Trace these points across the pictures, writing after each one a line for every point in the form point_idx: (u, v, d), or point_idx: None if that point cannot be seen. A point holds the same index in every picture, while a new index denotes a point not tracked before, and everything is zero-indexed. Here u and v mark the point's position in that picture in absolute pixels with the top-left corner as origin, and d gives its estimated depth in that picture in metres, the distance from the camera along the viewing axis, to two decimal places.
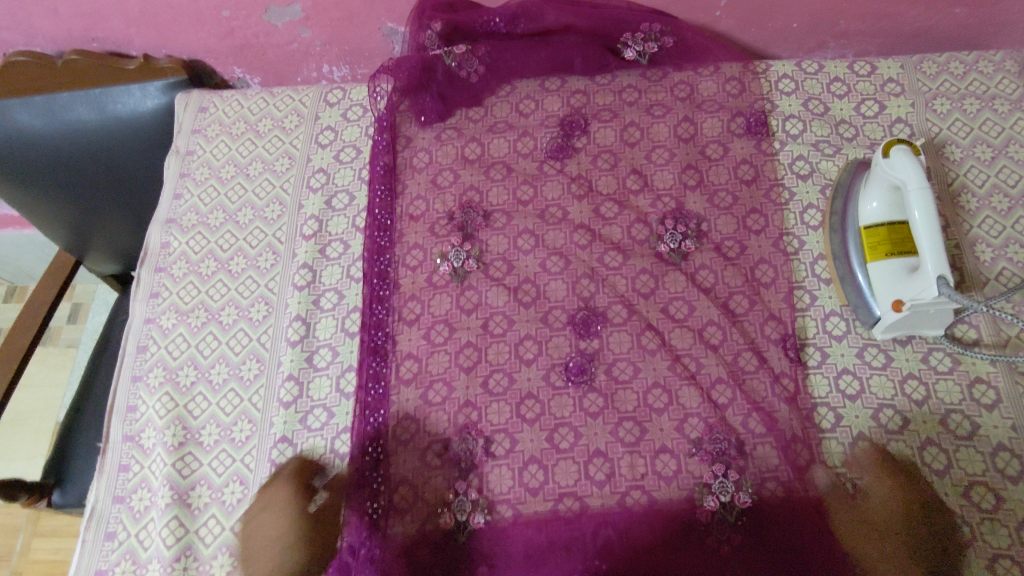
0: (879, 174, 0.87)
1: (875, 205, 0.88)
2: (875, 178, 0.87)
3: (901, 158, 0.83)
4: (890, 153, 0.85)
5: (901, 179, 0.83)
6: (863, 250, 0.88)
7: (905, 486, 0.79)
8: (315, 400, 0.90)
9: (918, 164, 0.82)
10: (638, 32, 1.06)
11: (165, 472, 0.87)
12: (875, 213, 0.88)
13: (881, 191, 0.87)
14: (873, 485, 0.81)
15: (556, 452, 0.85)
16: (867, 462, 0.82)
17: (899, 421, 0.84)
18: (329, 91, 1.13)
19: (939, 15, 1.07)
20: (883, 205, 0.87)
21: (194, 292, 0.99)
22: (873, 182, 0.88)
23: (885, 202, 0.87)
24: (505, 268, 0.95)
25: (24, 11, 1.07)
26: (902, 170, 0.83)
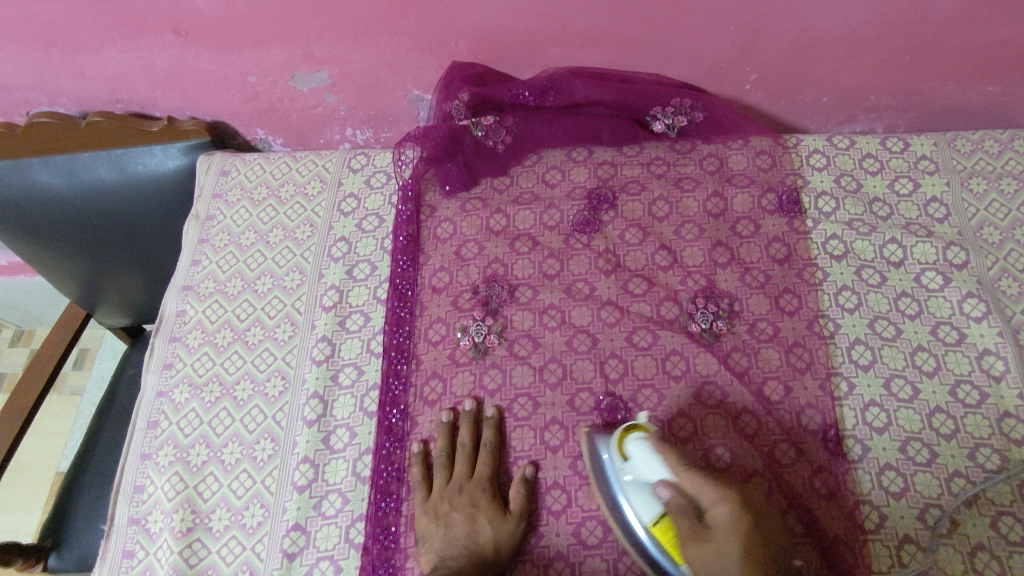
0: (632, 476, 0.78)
1: (662, 490, 0.73)
2: (632, 488, 0.77)
3: (643, 453, 0.77)
4: (628, 449, 0.79)
5: (661, 473, 0.75)
6: (667, 552, 0.74)
7: (767, 565, 0.68)
8: (331, 484, 0.86)
9: (661, 454, 0.76)
10: (669, 106, 1.04)
11: (171, 561, 0.83)
12: (644, 516, 0.76)
13: (644, 494, 0.76)
14: (728, 560, 0.67)
15: (584, 548, 0.81)
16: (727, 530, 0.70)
17: (710, 495, 0.72)
18: (352, 157, 1.12)
19: (971, 92, 1.05)
20: (654, 504, 0.75)
21: (209, 365, 0.97)
22: (633, 491, 0.77)
23: (668, 500, 0.73)
24: (530, 346, 0.92)
25: (50, 74, 1.06)
26: (647, 464, 0.76)
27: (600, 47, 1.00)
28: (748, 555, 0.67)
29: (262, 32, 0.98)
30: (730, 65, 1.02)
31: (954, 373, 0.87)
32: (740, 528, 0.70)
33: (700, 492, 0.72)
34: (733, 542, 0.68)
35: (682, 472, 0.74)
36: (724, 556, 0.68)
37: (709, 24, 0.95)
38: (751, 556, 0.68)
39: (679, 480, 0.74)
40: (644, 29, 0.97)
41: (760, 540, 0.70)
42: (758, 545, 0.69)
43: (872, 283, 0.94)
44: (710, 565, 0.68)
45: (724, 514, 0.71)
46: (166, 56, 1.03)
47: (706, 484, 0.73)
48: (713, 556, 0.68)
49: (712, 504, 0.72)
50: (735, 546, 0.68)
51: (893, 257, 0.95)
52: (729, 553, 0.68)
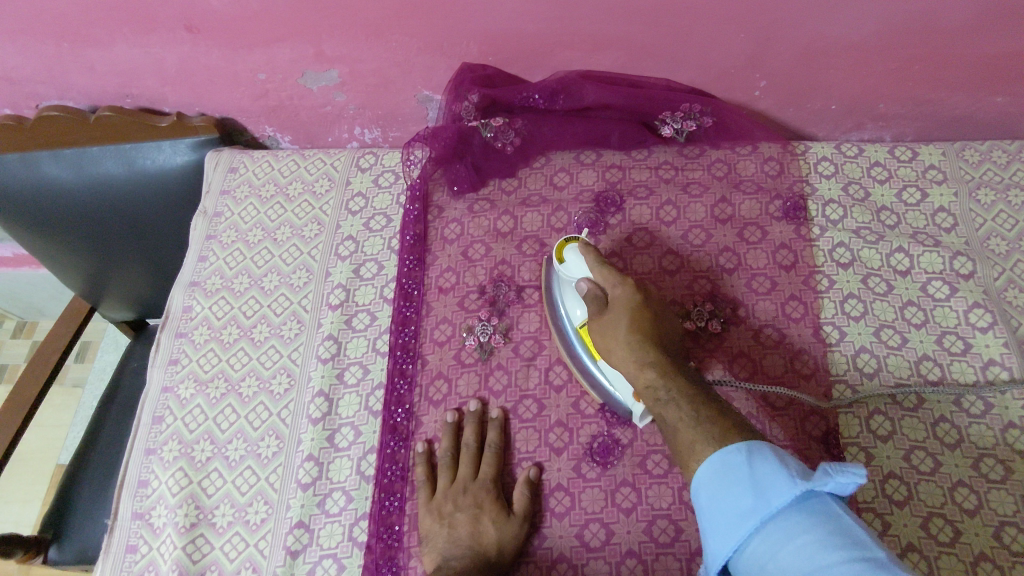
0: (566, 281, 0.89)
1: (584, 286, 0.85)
2: (565, 287, 0.89)
3: (575, 257, 0.87)
4: (564, 254, 0.89)
5: (586, 271, 0.86)
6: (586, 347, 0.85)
7: (652, 337, 0.81)
8: (335, 482, 0.86)
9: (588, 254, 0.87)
10: (678, 111, 1.04)
11: (174, 556, 0.84)
12: (573, 317, 0.87)
13: (573, 292, 0.87)
14: (616, 334, 0.81)
15: (586, 551, 0.81)
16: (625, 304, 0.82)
17: (617, 279, 0.84)
18: (360, 156, 1.12)
19: (981, 103, 1.05)
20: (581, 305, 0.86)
21: (214, 361, 0.97)
22: (567, 290, 0.89)
23: (586, 293, 0.85)
24: (536, 348, 0.92)
25: (61, 68, 1.06)
26: (575, 267, 0.87)
27: (611, 51, 1.00)
28: (636, 329, 0.81)
29: (274, 30, 0.99)
30: (741, 71, 1.02)
31: (959, 383, 0.87)
32: (633, 306, 0.82)
33: (612, 283, 0.84)
34: (624, 315, 0.82)
35: (601, 266, 0.85)
36: (618, 329, 0.81)
37: (721, 31, 0.96)
38: (636, 328, 0.81)
39: (597, 272, 0.85)
40: (655, 34, 0.97)
41: (655, 327, 0.82)
42: (644, 321, 0.81)
43: (878, 291, 0.94)
44: (607, 336, 0.82)
45: (628, 296, 0.83)
46: (177, 52, 1.03)
47: (614, 277, 0.85)
48: (609, 328, 0.82)
49: (615, 298, 0.84)
50: (626, 323, 0.81)
51: (899, 265, 0.95)
52: (620, 326, 0.81)
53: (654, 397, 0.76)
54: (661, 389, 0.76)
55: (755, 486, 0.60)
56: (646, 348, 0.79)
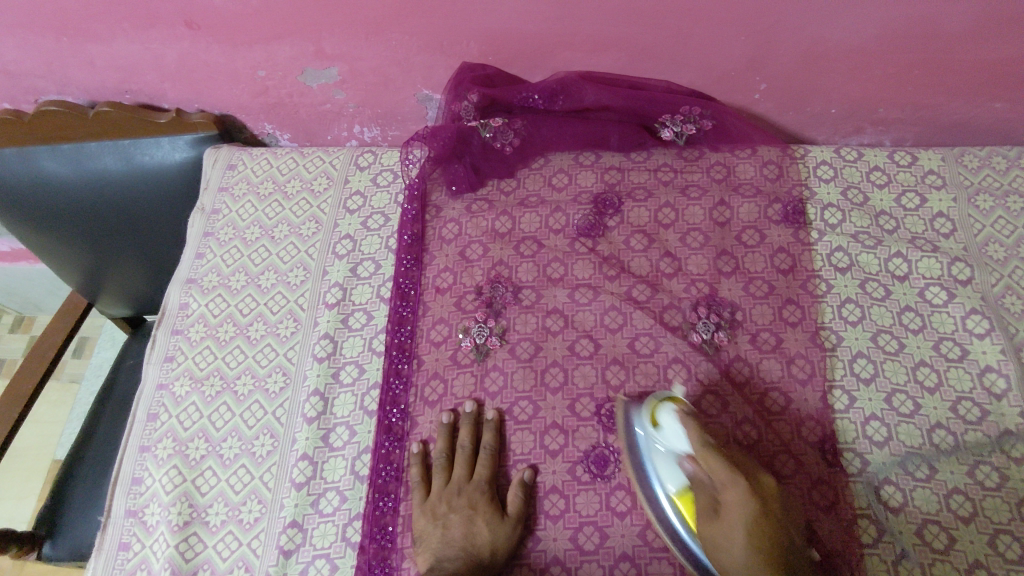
0: (662, 447, 0.79)
1: (688, 462, 0.76)
2: (657, 455, 0.79)
3: (673, 424, 0.78)
4: (659, 418, 0.80)
5: (687, 447, 0.77)
6: (687, 521, 0.76)
7: (773, 548, 0.69)
8: (329, 482, 0.86)
9: (688, 426, 0.77)
10: (678, 113, 1.04)
11: (167, 554, 0.83)
12: (668, 485, 0.78)
13: (671, 464, 0.78)
14: (729, 550, 0.70)
15: (580, 553, 0.80)
16: (738, 513, 0.70)
17: (724, 477, 0.73)
18: (359, 155, 1.12)
19: (981, 108, 1.05)
20: (680, 475, 0.77)
21: (210, 358, 0.97)
22: (659, 459, 0.79)
23: (691, 473, 0.76)
24: (532, 350, 0.92)
25: (60, 62, 1.06)
26: (674, 437, 0.78)
27: (610, 52, 1.00)
28: (754, 546, 0.69)
29: (273, 27, 0.98)
30: (740, 74, 1.02)
31: (955, 390, 0.87)
32: (750, 511, 0.70)
33: (715, 470, 0.73)
34: (739, 526, 0.70)
35: (703, 450, 0.74)
36: (731, 533, 0.70)
37: (721, 33, 0.95)
38: (755, 545, 0.69)
39: (698, 456, 0.75)
40: (655, 35, 0.97)
41: (773, 523, 0.71)
42: (766, 534, 0.69)
43: (876, 296, 0.93)
44: (716, 549, 0.72)
45: (737, 497, 0.71)
46: (176, 48, 1.03)
47: (723, 466, 0.73)
48: (721, 544, 0.71)
49: (724, 481, 0.72)
50: (742, 536, 0.69)
51: (897, 271, 0.95)
52: (735, 538, 0.70)
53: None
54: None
55: None
56: (767, 561, 0.68)
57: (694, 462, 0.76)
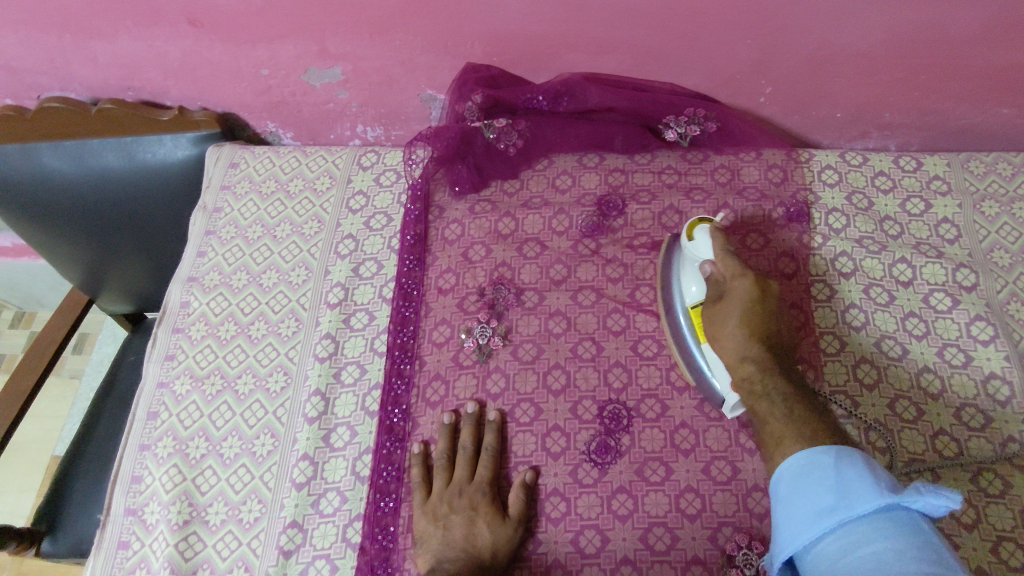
0: (692, 258, 0.88)
1: (707, 268, 0.84)
2: (686, 265, 0.88)
3: (705, 237, 0.86)
4: (694, 232, 0.87)
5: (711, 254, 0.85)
6: (694, 331, 0.85)
7: (760, 344, 0.79)
8: (329, 483, 0.86)
9: (716, 239, 0.85)
10: (683, 115, 1.03)
11: (166, 553, 0.83)
12: (687, 299, 0.87)
13: (694, 273, 0.87)
14: (724, 326, 0.80)
15: (581, 557, 0.80)
16: (741, 298, 0.81)
17: (734, 269, 0.82)
18: (362, 154, 1.12)
19: (987, 114, 1.05)
20: (700, 286, 0.86)
21: (211, 358, 0.96)
22: (687, 266, 0.88)
23: (707, 275, 0.84)
24: (535, 351, 0.91)
25: (63, 59, 1.06)
26: (703, 248, 0.86)
27: (616, 54, 1.00)
28: (745, 325, 0.79)
29: (277, 26, 0.98)
30: (746, 77, 1.02)
31: (959, 397, 0.86)
32: (749, 300, 0.80)
33: (731, 272, 0.82)
34: (737, 309, 0.80)
35: (724, 253, 0.83)
36: (728, 317, 0.81)
37: (727, 36, 0.95)
38: (747, 324, 0.79)
39: (717, 259, 0.84)
40: (660, 38, 0.96)
41: (768, 316, 0.81)
42: (758, 316, 0.80)
43: (880, 302, 0.93)
44: (715, 326, 0.81)
45: (745, 287, 0.81)
46: (180, 46, 1.02)
47: (735, 263, 0.83)
48: (721, 318, 0.81)
49: (735, 277, 0.82)
50: (736, 320, 0.80)
51: (902, 276, 0.95)
52: (728, 326, 0.80)
53: (747, 383, 0.77)
54: (753, 367, 0.77)
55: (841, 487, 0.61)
56: (751, 336, 0.78)
57: (713, 266, 0.84)
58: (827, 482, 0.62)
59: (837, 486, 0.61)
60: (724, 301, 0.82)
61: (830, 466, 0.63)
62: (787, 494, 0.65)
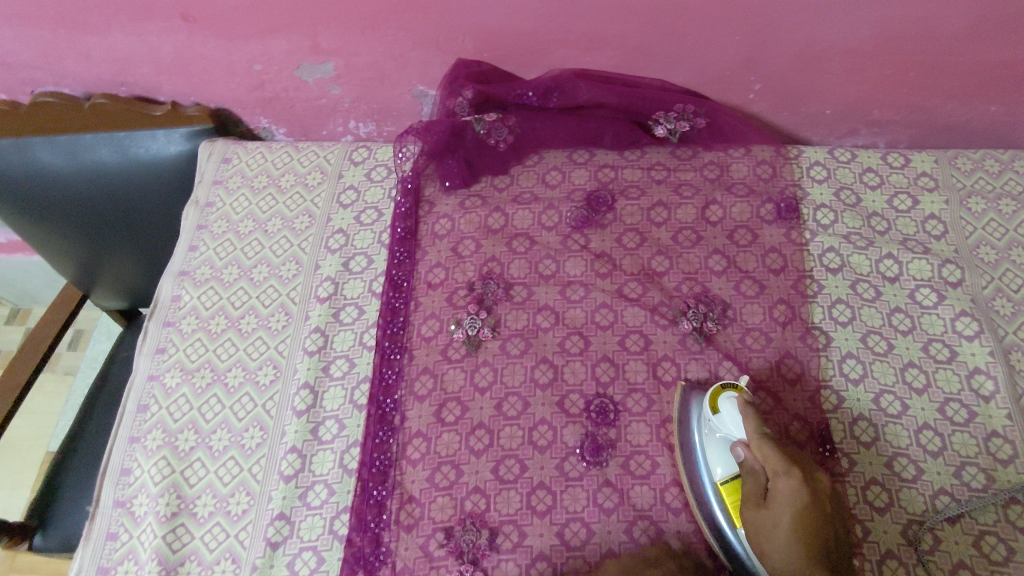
0: (718, 431, 0.78)
1: (741, 451, 0.75)
2: (709, 438, 0.79)
3: (731, 412, 0.77)
4: (718, 404, 0.79)
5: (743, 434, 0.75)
6: (729, 514, 0.75)
7: (818, 544, 0.67)
8: (317, 475, 0.86)
9: (746, 418, 0.75)
10: (672, 111, 1.04)
11: (154, 545, 0.84)
12: (715, 473, 0.77)
13: (722, 453, 0.77)
14: (773, 534, 0.69)
15: (566, 549, 0.80)
16: (787, 502, 0.70)
17: (778, 465, 0.72)
18: (353, 150, 1.12)
19: (975, 111, 1.05)
20: (730, 465, 0.76)
21: (201, 351, 0.97)
22: (711, 444, 0.78)
23: (743, 460, 0.75)
24: (523, 346, 0.92)
25: (56, 54, 1.06)
26: (731, 423, 0.76)
27: (606, 50, 1.00)
28: (796, 536, 0.68)
29: (269, 21, 0.99)
30: (735, 74, 1.02)
31: (944, 391, 0.87)
32: (799, 505, 0.69)
33: (770, 460, 0.72)
34: (784, 517, 0.69)
35: (759, 437, 0.73)
36: (776, 526, 0.69)
37: (715, 32, 0.96)
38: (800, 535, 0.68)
39: (753, 444, 0.74)
40: (649, 34, 0.97)
41: (823, 519, 0.69)
42: (812, 525, 0.68)
43: (866, 297, 0.94)
44: (758, 529, 0.71)
45: (792, 490, 0.70)
46: (173, 41, 1.03)
47: (775, 454, 0.72)
48: (767, 526, 0.70)
49: (778, 474, 0.71)
50: (786, 525, 0.68)
51: (888, 272, 0.95)
52: (779, 527, 0.69)
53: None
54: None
55: None
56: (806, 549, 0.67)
57: (748, 451, 0.75)
58: None
59: None
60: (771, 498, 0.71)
61: None
62: None
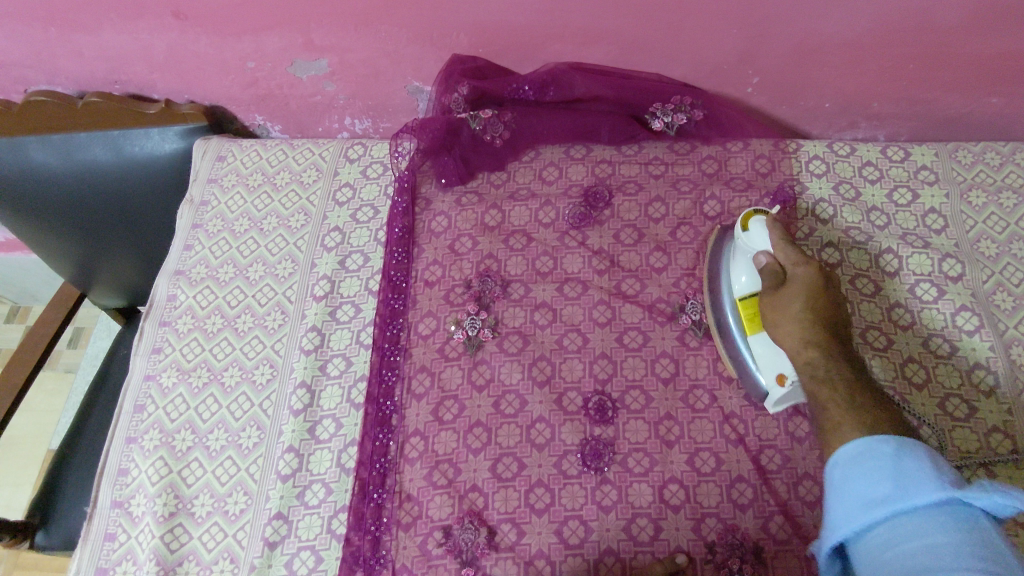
0: (744, 248, 0.84)
1: (763, 259, 0.81)
2: (738, 255, 0.85)
3: (760, 228, 0.82)
4: (749, 224, 0.84)
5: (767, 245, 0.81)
6: (742, 324, 0.83)
7: (826, 324, 0.73)
8: (314, 474, 0.86)
9: (775, 231, 0.81)
10: (669, 103, 1.03)
11: (152, 545, 0.84)
12: (737, 288, 0.85)
13: (747, 263, 0.84)
14: (786, 311, 0.75)
15: (565, 547, 0.80)
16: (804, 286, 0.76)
17: (795, 258, 0.78)
18: (349, 147, 1.12)
19: (975, 103, 1.04)
20: (752, 278, 0.83)
21: (198, 351, 0.97)
22: (738, 257, 0.85)
23: (765, 265, 0.80)
24: (520, 343, 0.91)
25: (48, 52, 1.05)
26: (760, 240, 0.82)
27: (601, 45, 0.99)
28: (806, 314, 0.74)
29: (261, 18, 0.98)
30: (732, 68, 1.01)
31: (943, 386, 0.86)
32: (812, 287, 0.76)
33: (793, 257, 0.78)
34: (799, 297, 0.75)
35: (781, 241, 0.80)
36: (789, 308, 0.75)
37: (712, 26, 0.95)
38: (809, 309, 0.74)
39: (776, 247, 0.80)
40: (645, 29, 0.96)
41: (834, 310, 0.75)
42: (822, 303, 0.75)
43: (866, 292, 0.93)
44: (775, 312, 0.76)
45: (807, 274, 0.77)
46: (165, 39, 1.02)
47: (795, 252, 0.79)
48: (781, 306, 0.76)
49: (796, 265, 0.78)
50: (798, 307, 0.75)
51: (888, 267, 0.95)
52: (791, 313, 0.75)
53: (808, 370, 0.71)
54: (819, 370, 0.69)
55: (897, 475, 0.52)
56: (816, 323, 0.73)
57: (769, 257, 0.80)
58: (884, 464, 0.54)
59: (896, 473, 0.53)
60: (788, 286, 0.77)
61: (890, 453, 0.54)
62: (841, 477, 0.56)
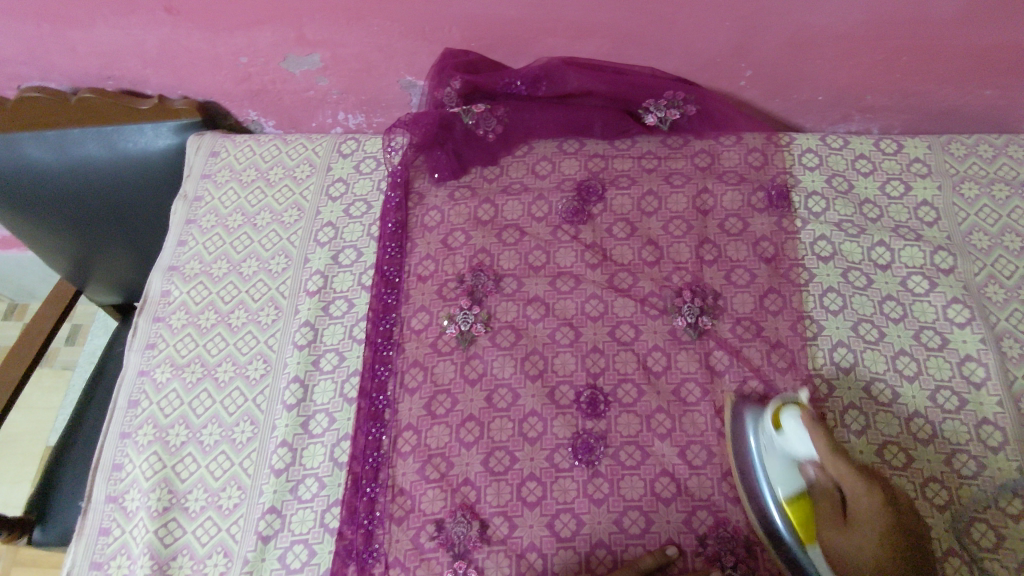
0: (781, 446, 0.74)
1: (811, 469, 0.72)
2: (771, 457, 0.75)
3: (798, 430, 0.72)
4: (781, 421, 0.74)
5: (813, 454, 0.71)
6: (790, 528, 0.72)
7: None
8: (308, 469, 0.86)
9: (816, 434, 0.71)
10: (662, 99, 1.03)
11: (146, 539, 0.84)
12: (778, 488, 0.74)
13: (786, 467, 0.74)
14: (857, 562, 0.66)
15: (557, 540, 0.80)
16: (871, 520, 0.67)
17: (856, 487, 0.69)
18: (342, 141, 1.11)
19: (968, 96, 1.04)
20: (795, 480, 0.73)
21: (191, 346, 0.97)
22: (772, 462, 0.75)
23: (814, 478, 0.72)
24: (513, 338, 0.92)
25: (41, 48, 1.05)
26: (800, 442, 0.72)
27: (594, 38, 0.99)
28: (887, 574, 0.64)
29: (253, 13, 0.98)
30: (725, 61, 1.01)
31: (934, 378, 0.86)
32: (884, 526, 0.67)
33: (848, 479, 0.69)
34: (870, 533, 0.67)
35: (831, 455, 0.70)
36: (862, 546, 0.66)
37: (704, 19, 0.95)
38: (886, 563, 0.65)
39: (827, 462, 0.70)
40: (637, 22, 0.96)
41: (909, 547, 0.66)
42: (897, 540, 0.66)
43: (858, 285, 0.93)
44: (833, 545, 0.69)
45: (873, 510, 0.68)
46: (157, 34, 1.02)
47: (854, 476, 0.69)
48: (847, 545, 0.68)
49: (857, 496, 0.69)
50: (872, 560, 0.65)
51: (880, 259, 0.95)
52: (862, 551, 0.66)
53: None
54: None
55: None
56: None
57: (818, 469, 0.72)
58: None
59: None
60: (855, 521, 0.68)
61: None
62: None
